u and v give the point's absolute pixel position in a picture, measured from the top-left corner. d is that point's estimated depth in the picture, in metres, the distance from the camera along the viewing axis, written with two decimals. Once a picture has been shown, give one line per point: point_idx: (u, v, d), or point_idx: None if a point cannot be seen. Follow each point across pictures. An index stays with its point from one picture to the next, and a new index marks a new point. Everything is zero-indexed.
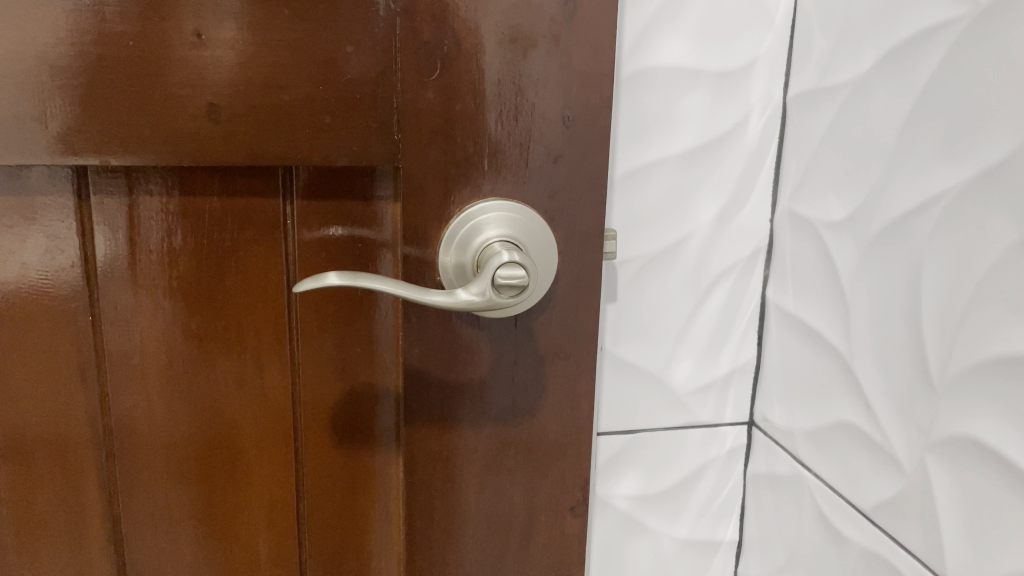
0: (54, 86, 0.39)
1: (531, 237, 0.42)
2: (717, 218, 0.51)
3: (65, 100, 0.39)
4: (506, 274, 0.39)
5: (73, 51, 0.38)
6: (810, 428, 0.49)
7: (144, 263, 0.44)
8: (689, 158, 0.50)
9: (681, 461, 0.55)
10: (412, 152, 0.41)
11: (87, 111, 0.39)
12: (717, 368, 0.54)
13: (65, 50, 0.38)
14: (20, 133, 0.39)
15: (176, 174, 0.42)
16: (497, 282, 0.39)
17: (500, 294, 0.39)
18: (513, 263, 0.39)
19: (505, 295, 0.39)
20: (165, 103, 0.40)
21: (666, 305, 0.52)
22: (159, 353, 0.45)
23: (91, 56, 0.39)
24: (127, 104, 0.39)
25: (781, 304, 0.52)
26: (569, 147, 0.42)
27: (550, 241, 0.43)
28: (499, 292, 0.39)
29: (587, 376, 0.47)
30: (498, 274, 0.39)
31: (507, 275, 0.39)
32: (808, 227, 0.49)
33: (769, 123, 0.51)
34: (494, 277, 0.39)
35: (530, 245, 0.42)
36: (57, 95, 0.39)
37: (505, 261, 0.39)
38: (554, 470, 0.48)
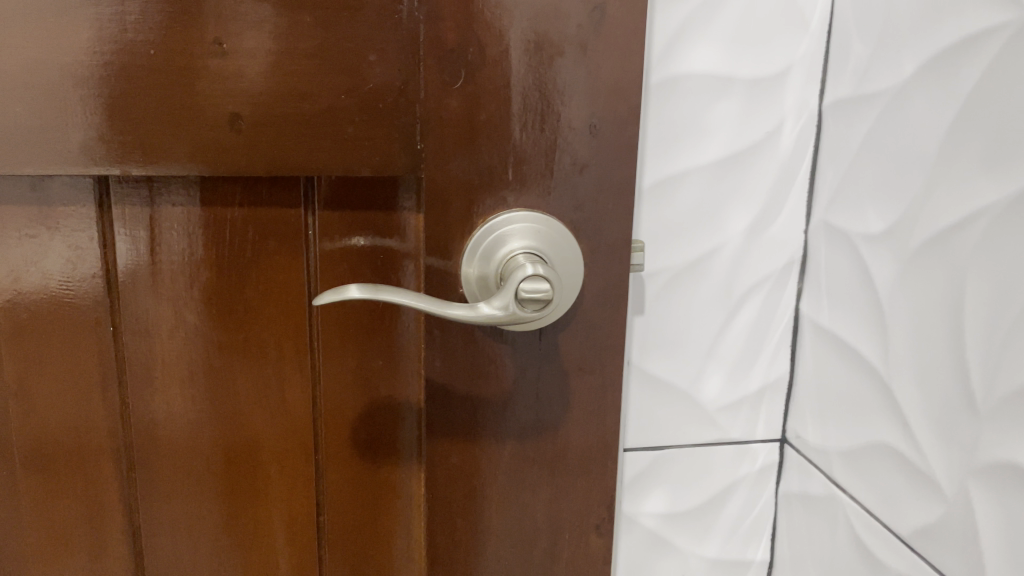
0: (77, 95, 0.39)
1: (556, 249, 0.41)
2: (749, 228, 0.50)
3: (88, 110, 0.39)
4: (529, 289, 0.38)
5: (95, 60, 0.38)
6: (845, 448, 0.48)
7: (165, 273, 0.43)
8: (720, 167, 0.49)
9: (709, 478, 0.53)
10: (435, 162, 0.40)
11: (109, 121, 0.39)
12: (747, 383, 0.52)
13: (87, 59, 0.38)
14: (43, 144, 0.39)
15: (197, 183, 0.42)
16: (520, 295, 0.38)
17: (523, 309, 0.38)
18: (537, 277, 0.38)
19: (529, 310, 0.38)
20: (187, 113, 0.39)
21: (696, 318, 0.51)
22: (179, 364, 0.44)
23: (113, 66, 0.38)
24: (150, 114, 0.39)
25: (816, 318, 0.50)
26: (596, 157, 0.41)
27: (575, 253, 0.42)
28: (523, 306, 0.38)
29: (614, 392, 0.46)
30: (522, 287, 0.38)
31: (531, 290, 0.38)
32: (845, 239, 0.47)
33: (804, 130, 0.49)
34: (517, 290, 0.38)
35: (555, 258, 0.41)
36: (80, 105, 0.39)
37: (529, 274, 0.38)
38: (579, 487, 0.47)
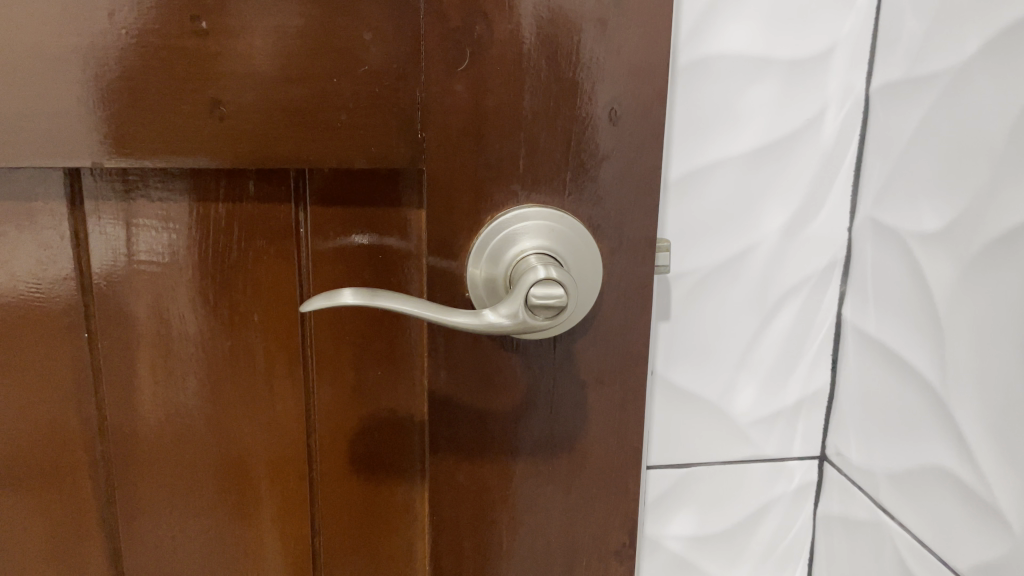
0: (45, 81, 0.35)
1: (571, 250, 0.37)
2: (786, 226, 0.45)
3: (59, 98, 0.35)
4: (540, 295, 0.33)
5: (64, 42, 0.35)
6: (894, 470, 0.43)
7: (144, 275, 0.40)
8: (755, 159, 0.44)
9: (741, 498, 0.49)
10: (437, 153, 0.36)
11: (82, 109, 0.36)
12: (783, 395, 0.48)
13: (55, 41, 0.34)
14: (10, 136, 0.36)
15: (180, 176, 0.39)
16: (531, 301, 0.34)
17: (533, 318, 0.34)
18: (550, 281, 0.34)
19: (541, 317, 0.34)
20: (166, 99, 0.36)
21: (726, 325, 0.46)
22: (161, 372, 0.41)
23: (84, 47, 0.35)
24: (125, 100, 0.36)
25: (860, 326, 0.45)
26: (618, 147, 0.37)
27: (594, 254, 0.37)
28: (534, 314, 0.34)
29: (637, 407, 0.42)
30: (532, 292, 0.33)
31: (542, 297, 0.33)
32: (894, 238, 0.42)
33: (849, 117, 0.44)
34: (527, 295, 0.34)
35: (571, 259, 0.37)
36: (49, 92, 0.35)
37: (540, 278, 0.34)
38: (598, 510, 0.43)
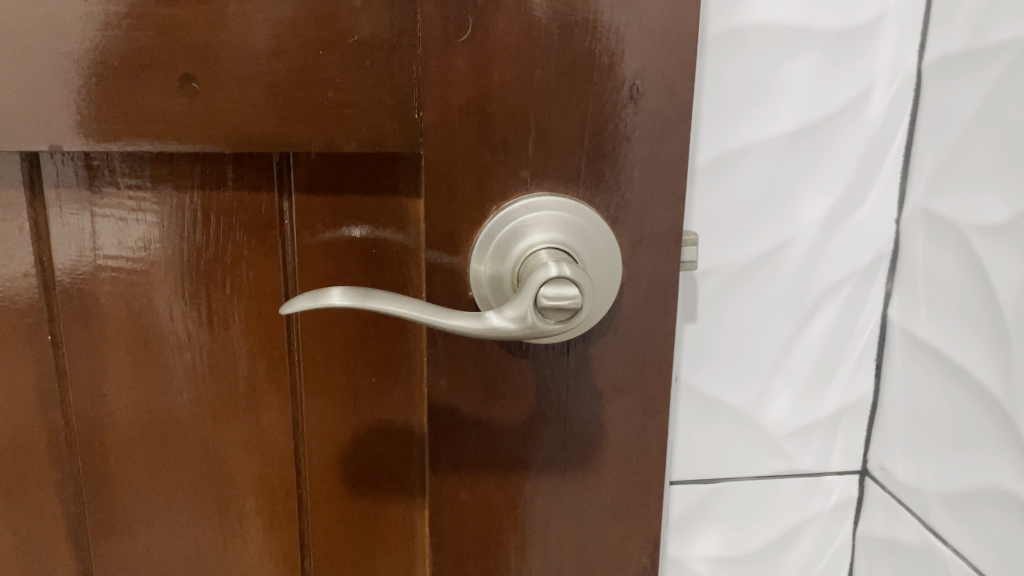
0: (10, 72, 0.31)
1: (587, 244, 0.33)
2: (827, 217, 0.40)
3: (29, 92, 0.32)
4: (551, 296, 0.29)
5: (30, 29, 0.31)
6: (948, 490, 0.38)
7: (112, 271, 0.36)
8: (793, 142, 0.39)
9: (773, 516, 0.45)
10: (436, 135, 0.32)
11: (53, 105, 0.32)
12: (822, 405, 0.43)
13: (20, 27, 0.31)
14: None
15: (149, 160, 0.35)
16: (541, 303, 0.29)
17: (543, 321, 0.30)
18: (563, 279, 0.29)
19: (552, 321, 0.30)
20: (131, 77, 0.31)
21: (758, 326, 0.42)
22: (132, 378, 0.37)
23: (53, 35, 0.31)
24: (87, 80, 0.32)
25: (909, 327, 0.41)
26: (641, 128, 0.32)
27: (612, 248, 0.33)
28: (545, 317, 0.30)
29: (660, 420, 0.37)
30: (542, 293, 0.29)
31: (553, 298, 0.29)
32: (951, 231, 0.38)
33: (899, 95, 0.39)
34: (536, 296, 0.29)
35: (586, 255, 0.33)
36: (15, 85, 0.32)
37: (551, 277, 0.29)
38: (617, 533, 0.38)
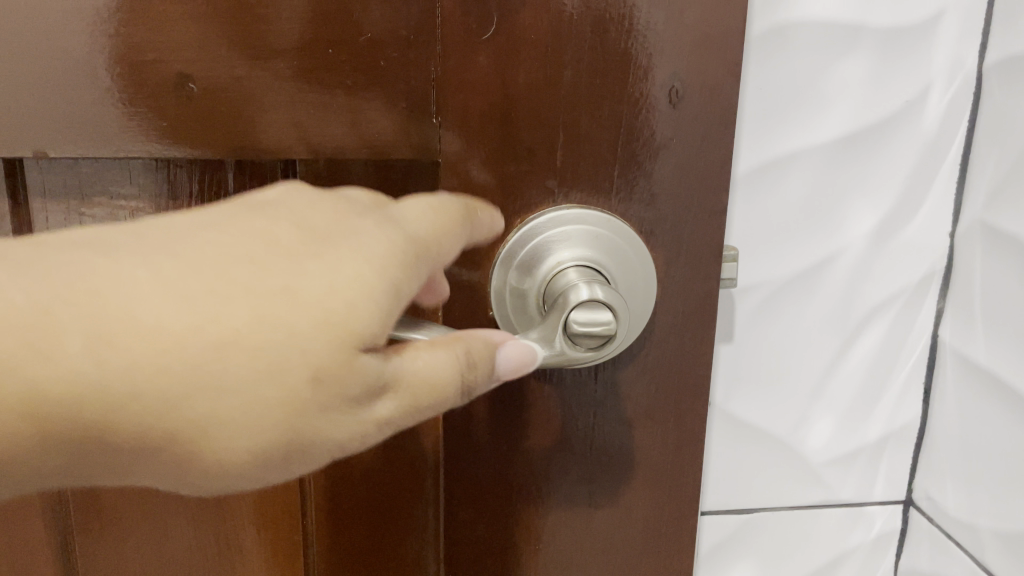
0: (329, 266, 0.21)
1: (620, 264, 0.30)
2: (876, 231, 0.37)
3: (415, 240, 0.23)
4: (581, 322, 0.26)
5: (394, 214, 0.23)
6: (1004, 528, 0.35)
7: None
8: (840, 150, 0.36)
9: (810, 547, 0.42)
10: (455, 142, 0.29)
11: (46, 124, 0.29)
12: (865, 431, 0.40)
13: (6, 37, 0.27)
14: (228, 258, 0.20)
15: (144, 169, 0.32)
16: (570, 329, 0.26)
17: (571, 348, 0.26)
18: (594, 303, 0.26)
19: (582, 349, 0.27)
20: (135, 94, 0.29)
21: (799, 348, 0.39)
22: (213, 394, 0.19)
23: (309, 208, 0.22)
24: (80, 88, 0.28)
25: (962, 350, 0.38)
26: (679, 135, 0.29)
27: (647, 270, 0.30)
28: (574, 344, 0.26)
29: (696, 453, 0.34)
30: (571, 318, 0.26)
31: (584, 324, 0.26)
32: (1012, 246, 0.35)
33: (956, 100, 0.36)
34: (565, 322, 0.26)
35: (618, 275, 0.30)
36: (265, 269, 0.20)
37: (582, 301, 0.26)
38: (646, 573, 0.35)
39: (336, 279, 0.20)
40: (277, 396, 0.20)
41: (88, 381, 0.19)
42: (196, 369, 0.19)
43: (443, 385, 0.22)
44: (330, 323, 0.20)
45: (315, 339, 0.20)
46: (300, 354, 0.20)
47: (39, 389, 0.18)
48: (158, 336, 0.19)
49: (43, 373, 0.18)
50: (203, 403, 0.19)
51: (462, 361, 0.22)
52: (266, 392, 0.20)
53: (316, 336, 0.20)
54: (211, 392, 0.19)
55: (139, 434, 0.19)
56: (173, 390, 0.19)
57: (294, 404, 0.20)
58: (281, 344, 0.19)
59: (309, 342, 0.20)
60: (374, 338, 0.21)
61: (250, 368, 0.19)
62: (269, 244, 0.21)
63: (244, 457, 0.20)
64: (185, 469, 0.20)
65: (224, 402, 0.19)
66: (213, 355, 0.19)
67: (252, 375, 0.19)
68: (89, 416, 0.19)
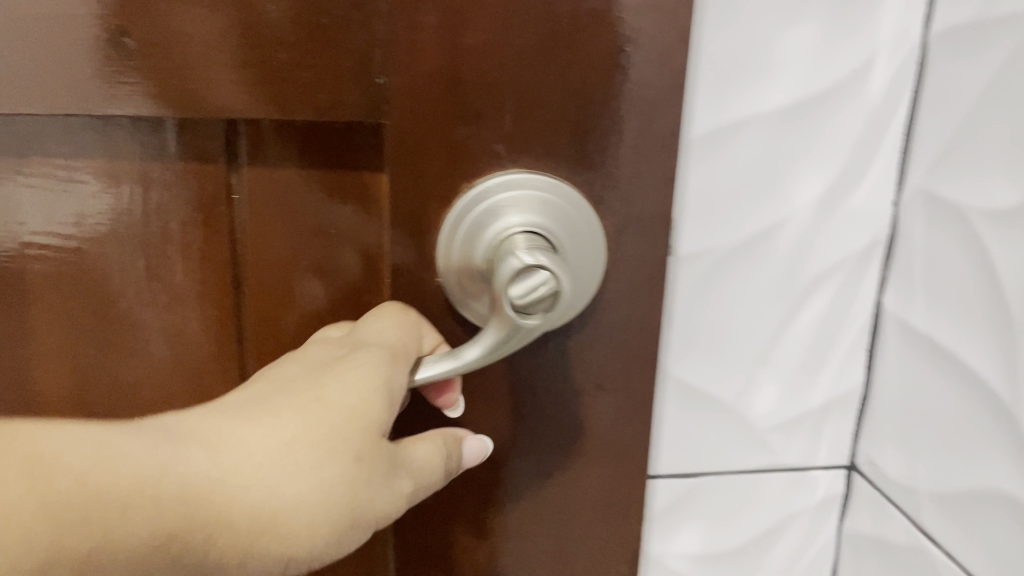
0: (338, 377, 0.26)
1: (553, 216, 0.30)
2: (822, 198, 0.38)
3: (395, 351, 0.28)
4: (519, 297, 0.26)
5: (371, 334, 0.28)
6: (938, 488, 0.37)
7: (49, 258, 0.33)
8: (788, 118, 0.37)
9: (757, 511, 0.43)
10: (402, 103, 0.29)
11: None
12: (810, 397, 0.41)
13: None
14: (270, 394, 0.25)
15: (81, 127, 0.31)
16: (514, 307, 0.26)
17: (526, 321, 0.27)
18: (529, 270, 0.26)
19: (536, 318, 0.27)
20: (76, 48, 0.28)
21: (745, 314, 0.39)
22: (285, 478, 0.24)
23: (306, 357, 0.27)
24: (16, 39, 0.28)
25: (903, 316, 0.38)
26: (630, 99, 0.29)
27: (584, 211, 0.30)
28: (526, 319, 0.27)
29: (644, 423, 0.34)
30: (510, 296, 0.26)
31: (522, 297, 0.26)
32: (951, 213, 0.35)
33: (902, 69, 0.37)
34: (506, 302, 0.26)
35: (556, 227, 0.30)
36: (290, 394, 0.25)
37: (515, 272, 0.26)
38: (596, 539, 0.35)
39: (356, 379, 0.26)
40: (339, 476, 0.24)
41: (209, 476, 0.23)
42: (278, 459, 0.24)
43: (437, 470, 0.28)
44: (365, 411, 0.25)
45: (355, 424, 0.25)
46: (345, 439, 0.25)
47: (163, 490, 0.22)
48: (245, 444, 0.24)
49: (173, 475, 0.22)
50: (289, 489, 0.23)
51: (444, 450, 0.29)
52: (331, 472, 0.24)
53: (350, 425, 0.25)
54: (291, 477, 0.24)
55: (252, 516, 0.23)
56: (270, 480, 0.23)
57: (351, 482, 0.25)
58: (333, 431, 0.24)
59: (352, 429, 0.25)
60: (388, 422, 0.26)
61: (318, 451, 0.24)
62: (290, 380, 0.26)
63: (328, 529, 0.24)
64: (288, 552, 0.24)
65: (297, 484, 0.24)
66: (287, 451, 0.24)
67: (318, 461, 0.24)
68: (198, 519, 0.22)
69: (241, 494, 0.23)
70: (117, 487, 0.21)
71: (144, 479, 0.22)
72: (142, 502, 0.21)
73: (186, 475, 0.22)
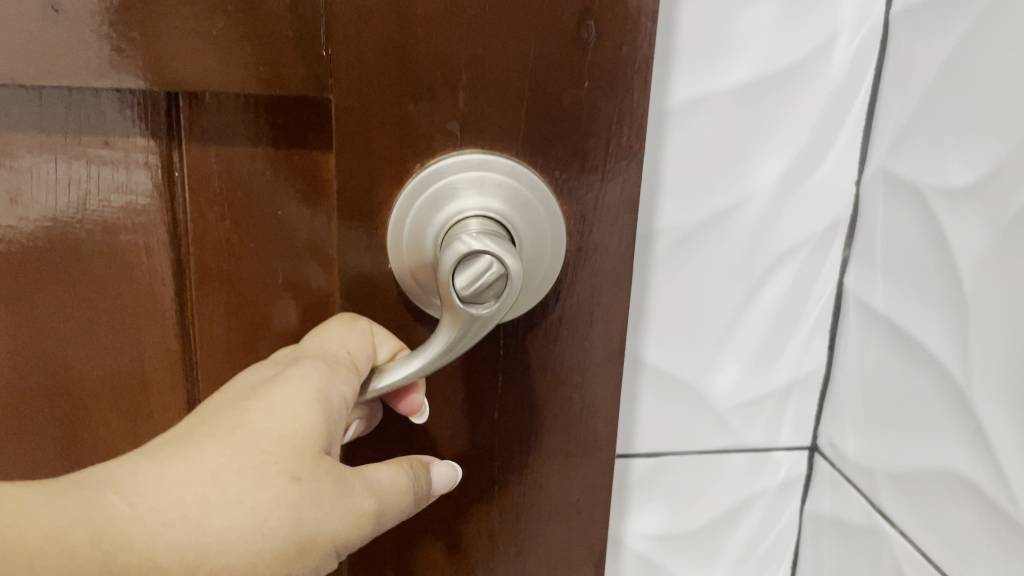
0: (267, 395, 0.24)
1: (507, 200, 0.29)
2: (783, 177, 0.38)
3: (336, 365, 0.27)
4: (466, 288, 0.25)
5: (309, 350, 0.27)
6: (895, 468, 0.37)
7: (1, 240, 0.34)
8: (751, 95, 0.36)
9: (719, 492, 0.43)
10: (348, 73, 0.28)
11: None
12: (770, 378, 0.41)
13: None
14: (191, 426, 0.24)
15: (30, 99, 0.31)
16: (462, 298, 0.26)
17: (479, 310, 0.26)
18: (474, 257, 0.25)
19: (489, 306, 0.26)
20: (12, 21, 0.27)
21: (708, 293, 0.39)
22: (215, 508, 0.22)
23: (233, 382, 0.26)
24: None
25: (864, 298, 0.38)
26: (591, 74, 0.28)
27: (541, 193, 0.29)
28: (478, 309, 0.26)
29: (608, 417, 0.33)
30: (456, 287, 0.25)
31: (469, 286, 0.25)
32: (911, 194, 0.35)
33: (865, 48, 0.36)
34: (452, 294, 0.26)
35: (513, 212, 0.29)
36: (212, 423, 0.24)
37: (459, 260, 0.25)
38: (556, 531, 0.35)
39: (286, 396, 0.24)
40: (279, 499, 0.23)
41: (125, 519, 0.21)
42: (202, 494, 0.22)
43: (405, 493, 0.27)
44: (298, 432, 0.24)
45: (287, 445, 0.23)
46: (278, 462, 0.23)
47: (76, 533, 0.20)
48: (165, 479, 0.22)
49: (86, 518, 0.20)
50: (221, 522, 0.22)
51: (411, 474, 0.28)
52: (267, 499, 0.23)
53: (284, 447, 0.23)
54: (223, 509, 0.22)
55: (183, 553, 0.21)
56: (199, 515, 0.22)
57: (293, 505, 0.23)
58: (263, 455, 0.23)
59: (288, 451, 0.23)
60: (331, 438, 0.25)
61: (248, 479, 0.22)
62: (212, 410, 0.24)
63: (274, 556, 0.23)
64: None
65: (230, 517, 0.22)
66: (212, 483, 0.22)
67: (252, 488, 0.22)
68: (122, 562, 0.20)
69: (167, 531, 0.21)
70: (23, 536, 0.19)
71: (54, 523, 0.19)
72: (55, 547, 0.19)
73: (97, 518, 0.20)
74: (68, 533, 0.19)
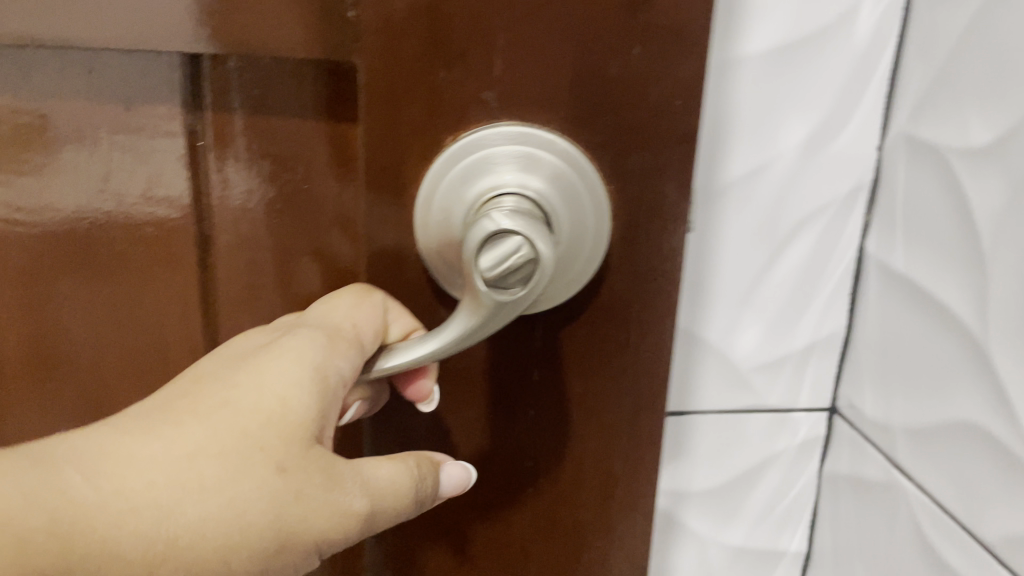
0: (260, 372, 0.26)
1: (548, 180, 0.30)
2: (808, 142, 0.39)
3: (338, 342, 0.28)
4: (491, 269, 0.26)
5: (315, 323, 0.29)
6: (911, 424, 0.38)
7: (53, 196, 0.36)
8: (792, 56, 0.37)
9: (741, 450, 0.44)
10: (376, 37, 0.29)
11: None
12: (790, 340, 0.42)
13: None
14: (187, 400, 0.25)
15: (80, 62, 0.33)
16: (488, 280, 0.26)
17: (505, 294, 0.27)
18: (501, 240, 0.26)
19: (516, 290, 0.27)
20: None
21: (733, 253, 0.40)
22: (189, 493, 0.24)
23: (238, 351, 0.27)
24: None
25: (885, 261, 0.39)
26: (628, 38, 0.28)
27: (587, 177, 0.30)
28: (505, 291, 0.27)
29: (646, 387, 0.34)
30: (482, 268, 0.26)
31: (494, 267, 0.26)
32: (932, 156, 0.36)
33: (888, 15, 0.37)
34: (479, 274, 0.26)
35: (551, 193, 0.30)
36: (203, 401, 0.25)
37: (486, 242, 0.26)
38: (587, 497, 0.35)
39: (276, 375, 0.26)
40: (256, 485, 0.25)
41: (87, 503, 0.23)
42: (176, 476, 0.24)
43: (405, 490, 0.28)
44: (286, 416, 0.25)
45: (270, 428, 0.25)
46: (261, 450, 0.25)
47: (33, 519, 0.22)
48: (143, 461, 0.24)
49: (47, 502, 0.22)
50: (194, 506, 0.24)
51: (416, 474, 0.29)
52: (246, 486, 0.25)
53: (268, 434, 0.25)
54: (199, 495, 0.24)
55: (148, 535, 0.23)
56: (171, 499, 0.24)
57: (269, 493, 0.25)
58: (241, 442, 0.25)
59: (270, 438, 0.25)
60: (322, 425, 0.27)
61: (225, 467, 0.24)
62: (207, 384, 0.26)
63: (251, 542, 0.25)
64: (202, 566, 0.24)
65: (206, 503, 0.24)
66: (190, 466, 0.24)
67: (230, 476, 0.24)
68: (80, 546, 0.23)
69: (134, 514, 0.23)
70: None
71: (13, 509, 0.22)
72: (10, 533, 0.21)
73: (54, 505, 0.22)
74: (21, 519, 0.22)
